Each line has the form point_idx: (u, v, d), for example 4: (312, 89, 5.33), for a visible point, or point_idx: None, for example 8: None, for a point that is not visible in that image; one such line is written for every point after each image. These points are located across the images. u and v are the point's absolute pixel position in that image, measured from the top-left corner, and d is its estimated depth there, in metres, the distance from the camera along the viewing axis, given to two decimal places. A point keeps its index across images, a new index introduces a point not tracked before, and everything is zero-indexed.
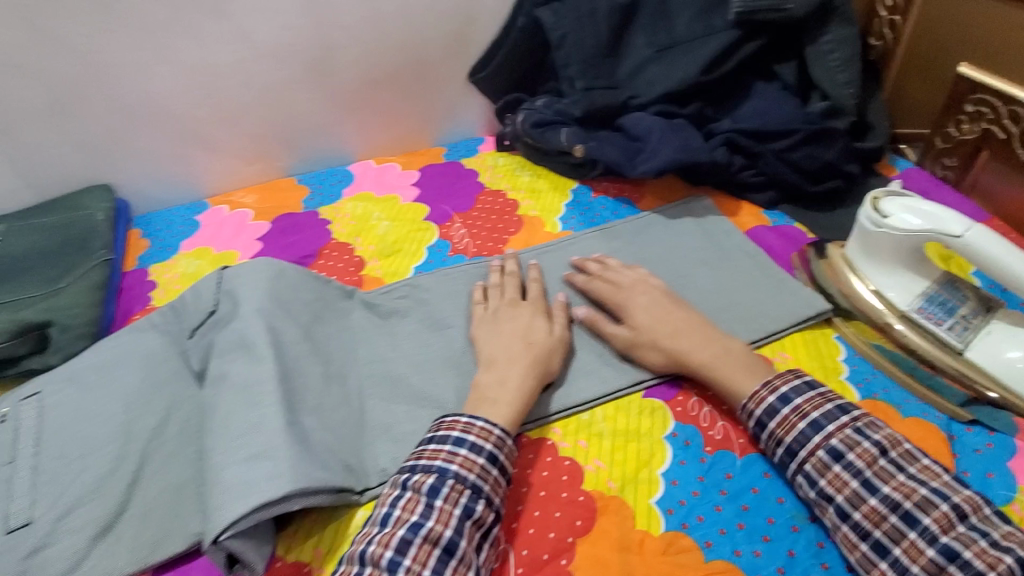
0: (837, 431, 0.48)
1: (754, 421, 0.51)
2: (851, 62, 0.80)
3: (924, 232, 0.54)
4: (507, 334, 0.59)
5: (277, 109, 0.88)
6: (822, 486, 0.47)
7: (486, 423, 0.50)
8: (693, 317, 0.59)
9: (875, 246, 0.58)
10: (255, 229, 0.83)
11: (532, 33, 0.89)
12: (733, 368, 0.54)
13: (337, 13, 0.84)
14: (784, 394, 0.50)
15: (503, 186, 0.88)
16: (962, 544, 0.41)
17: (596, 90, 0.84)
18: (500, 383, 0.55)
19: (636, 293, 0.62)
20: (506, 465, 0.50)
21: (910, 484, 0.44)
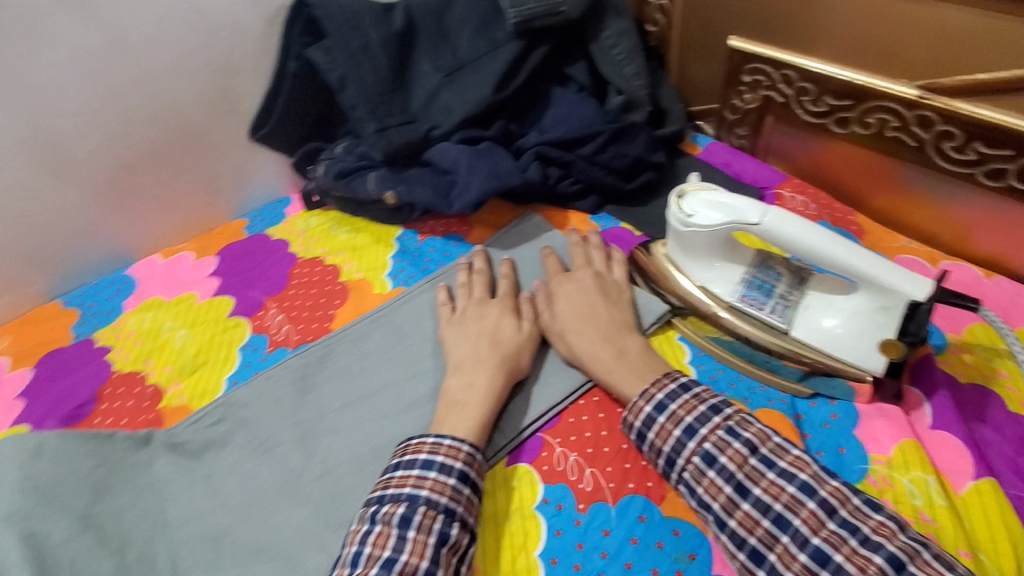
0: (710, 433, 0.46)
1: (635, 433, 0.50)
2: (634, 53, 0.81)
3: (727, 225, 0.53)
4: (474, 334, 0.58)
5: (10, 227, 0.71)
6: (700, 493, 0.45)
7: (454, 440, 0.48)
8: (609, 315, 0.58)
9: (690, 243, 0.57)
10: (12, 382, 0.67)
11: (309, 77, 0.80)
12: (625, 371, 0.53)
13: (56, 100, 0.69)
14: (660, 401, 0.49)
15: (320, 251, 0.78)
16: (832, 545, 0.39)
17: (391, 128, 0.77)
18: (469, 386, 0.54)
19: (561, 295, 0.60)
20: (478, 480, 0.48)
21: (779, 482, 0.42)
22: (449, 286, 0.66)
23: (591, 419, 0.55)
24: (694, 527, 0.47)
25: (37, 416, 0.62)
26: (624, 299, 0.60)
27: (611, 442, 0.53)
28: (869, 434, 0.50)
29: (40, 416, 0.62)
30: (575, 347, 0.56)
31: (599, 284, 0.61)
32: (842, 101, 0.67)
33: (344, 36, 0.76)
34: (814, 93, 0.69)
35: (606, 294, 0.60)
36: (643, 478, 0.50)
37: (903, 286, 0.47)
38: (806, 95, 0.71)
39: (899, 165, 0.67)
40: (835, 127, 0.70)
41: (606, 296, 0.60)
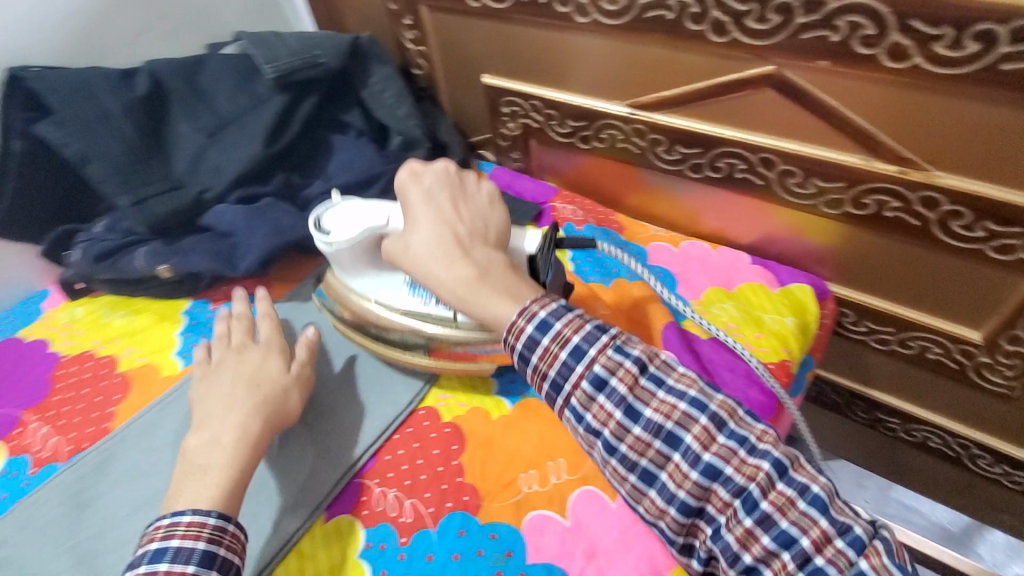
0: (599, 355, 0.43)
1: (519, 356, 0.46)
2: (402, 95, 0.85)
3: (365, 234, 0.57)
4: (230, 379, 0.54)
5: None
6: (589, 419, 0.44)
7: (193, 516, 0.44)
8: (468, 221, 0.53)
9: (347, 261, 0.60)
10: None
11: (38, 154, 0.71)
12: (488, 291, 0.48)
13: None
14: (543, 319, 0.45)
15: (91, 343, 0.70)
16: (723, 459, 0.40)
17: (151, 198, 0.72)
18: (215, 444, 0.49)
19: (418, 200, 0.55)
20: (230, 558, 0.44)
21: (671, 400, 0.42)
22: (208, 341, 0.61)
23: (405, 452, 0.57)
24: (509, 526, 0.51)
25: None
26: (479, 194, 0.56)
27: (428, 469, 0.55)
28: None
29: None
30: (426, 258, 0.51)
31: (457, 182, 0.56)
32: (580, 122, 0.78)
33: (75, 108, 0.69)
34: (559, 118, 0.80)
35: (450, 204, 0.54)
36: (459, 494, 0.53)
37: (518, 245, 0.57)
38: (553, 120, 0.81)
39: (636, 169, 0.79)
40: (582, 144, 0.81)
41: (460, 198, 0.55)
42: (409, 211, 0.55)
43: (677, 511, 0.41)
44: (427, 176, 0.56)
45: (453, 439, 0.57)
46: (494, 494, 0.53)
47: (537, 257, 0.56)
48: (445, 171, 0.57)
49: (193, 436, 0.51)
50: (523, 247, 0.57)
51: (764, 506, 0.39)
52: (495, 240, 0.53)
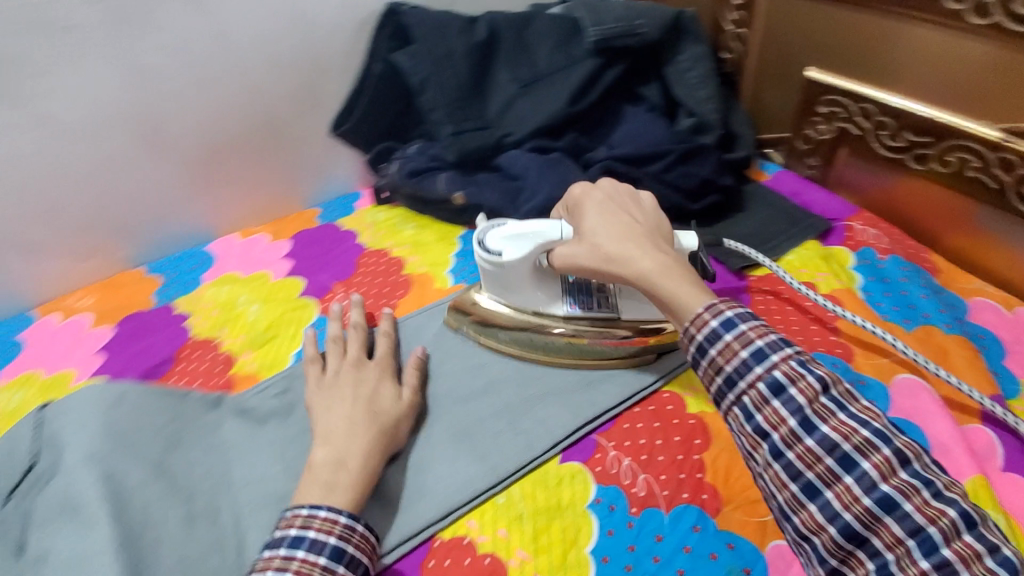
0: (783, 362, 0.40)
1: (695, 348, 0.43)
2: (708, 78, 0.83)
3: (535, 254, 0.57)
4: (349, 400, 0.53)
5: (109, 195, 0.76)
6: (759, 420, 0.40)
7: (330, 512, 0.44)
8: (642, 223, 0.52)
9: (511, 282, 0.60)
10: (96, 337, 0.71)
11: (391, 78, 0.84)
12: (675, 278, 0.46)
13: (163, 82, 0.73)
14: (728, 318, 0.42)
15: (386, 243, 0.81)
16: (903, 494, 0.36)
17: (466, 133, 0.80)
18: (339, 466, 0.47)
19: (591, 206, 0.54)
20: (358, 558, 0.43)
21: (852, 423, 0.38)
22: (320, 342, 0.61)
23: (644, 426, 0.56)
24: (750, 543, 0.47)
25: (118, 369, 0.66)
26: (644, 196, 0.56)
27: (667, 451, 0.53)
28: (940, 473, 0.49)
29: (122, 369, 0.66)
30: (611, 253, 0.50)
31: (619, 186, 0.56)
32: (922, 138, 0.67)
33: (430, 43, 0.80)
34: (894, 128, 0.69)
35: (621, 208, 0.54)
36: (698, 490, 0.50)
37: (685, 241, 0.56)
38: (885, 129, 0.70)
39: (976, 206, 0.65)
40: (914, 163, 0.69)
41: (626, 202, 0.54)
42: (580, 220, 0.54)
43: (837, 532, 0.37)
44: (596, 189, 0.56)
45: (697, 432, 0.55)
46: (737, 504, 0.49)
47: (698, 251, 0.58)
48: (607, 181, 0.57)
49: (317, 449, 0.49)
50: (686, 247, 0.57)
51: (945, 553, 0.35)
52: (666, 239, 0.52)
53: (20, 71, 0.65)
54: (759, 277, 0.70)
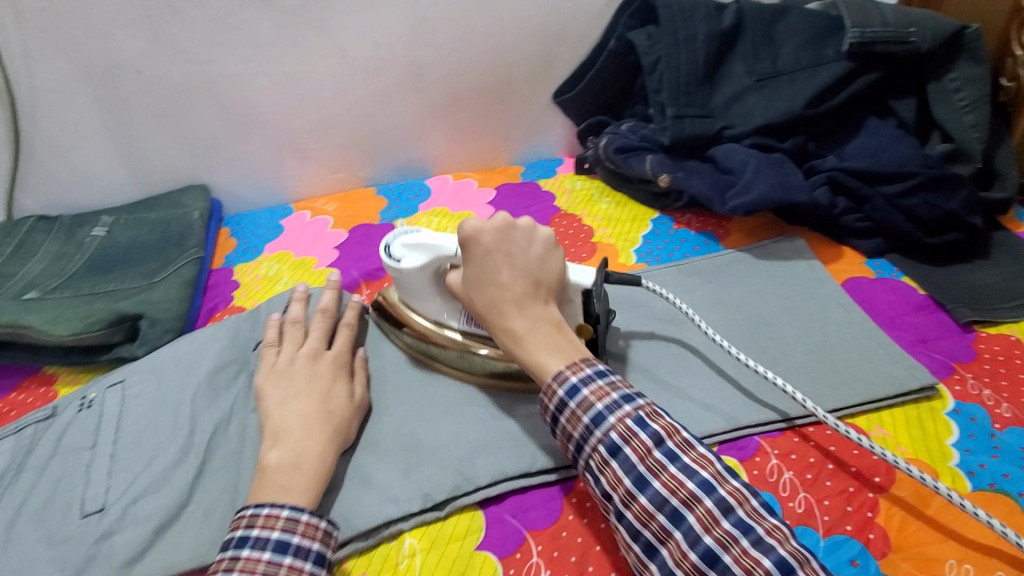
0: (619, 422, 0.43)
1: (551, 416, 0.47)
2: (979, 103, 0.72)
3: (432, 263, 0.56)
4: (304, 397, 0.55)
5: (365, 123, 0.90)
6: (603, 481, 0.43)
7: (272, 508, 0.45)
8: (520, 274, 0.51)
9: (415, 288, 0.59)
10: (334, 237, 0.86)
11: (623, 55, 0.87)
12: (537, 344, 0.49)
13: (430, 33, 0.84)
14: (574, 384, 0.46)
15: (580, 211, 0.85)
16: (722, 546, 0.38)
17: (687, 118, 0.79)
18: (293, 466, 0.49)
19: (482, 252, 0.52)
20: (305, 545, 0.44)
21: (679, 476, 0.41)
22: (280, 323, 0.63)
23: (817, 446, 0.55)
24: None
25: (346, 266, 0.80)
26: (532, 240, 0.53)
27: (836, 480, 0.53)
28: None
29: (347, 267, 0.79)
30: (496, 314, 0.51)
31: (509, 231, 0.53)
32: None
33: (673, 26, 0.80)
34: None
35: (508, 254, 0.52)
36: (863, 527, 0.49)
37: (575, 277, 0.54)
38: None
39: None
40: None
41: (507, 250, 0.52)
42: (469, 264, 0.53)
43: None
44: (486, 228, 0.52)
45: (877, 470, 0.53)
46: (908, 555, 0.48)
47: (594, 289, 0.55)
48: (507, 219, 0.54)
49: (270, 451, 0.50)
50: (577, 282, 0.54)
51: None
52: (547, 291, 0.52)
53: (328, 8, 0.79)
54: (990, 336, 0.64)
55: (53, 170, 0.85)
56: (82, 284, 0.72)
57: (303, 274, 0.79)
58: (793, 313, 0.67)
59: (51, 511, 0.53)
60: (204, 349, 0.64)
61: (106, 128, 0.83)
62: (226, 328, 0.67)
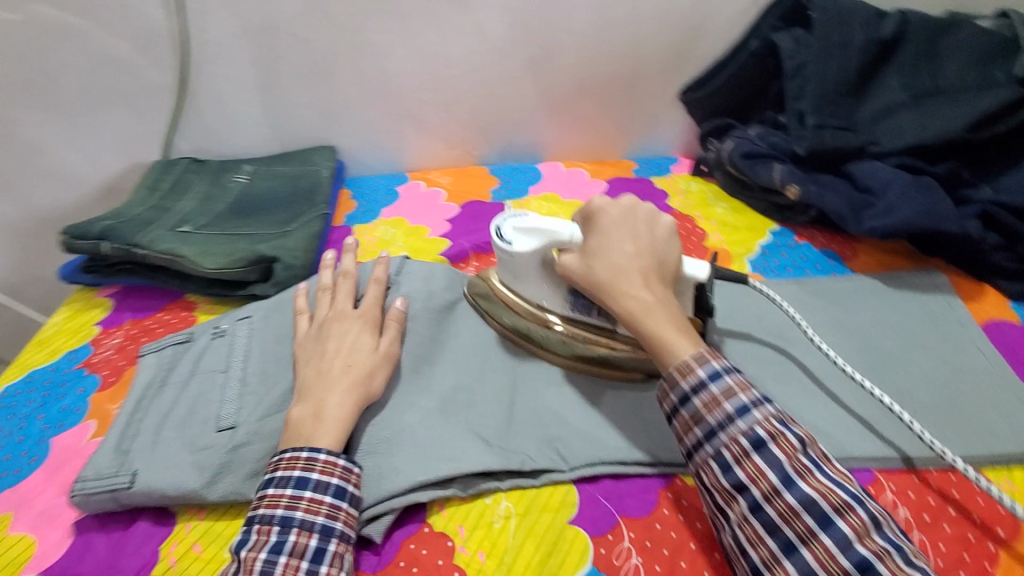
0: (763, 419, 0.46)
1: (679, 396, 0.49)
2: None
3: (542, 249, 0.58)
4: (325, 354, 0.56)
5: (490, 103, 0.93)
6: (739, 471, 0.45)
7: (292, 450, 0.49)
8: (642, 251, 0.54)
9: (520, 270, 0.60)
10: (447, 210, 0.89)
11: (763, 57, 0.85)
12: (662, 319, 0.51)
13: (568, 19, 0.84)
14: (716, 372, 0.48)
15: (693, 213, 0.83)
16: (875, 555, 0.40)
17: (829, 129, 0.75)
18: (314, 417, 0.51)
19: (608, 226, 0.56)
20: (327, 481, 0.48)
21: (827, 484, 0.43)
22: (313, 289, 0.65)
23: (937, 490, 0.53)
24: None
25: (458, 238, 0.83)
26: (656, 224, 0.57)
27: (955, 527, 0.51)
28: None
29: (457, 238, 0.83)
30: (616, 283, 0.53)
31: (633, 213, 0.57)
32: None
33: (828, 31, 0.76)
34: None
35: (631, 231, 0.56)
36: None
37: (690, 270, 0.56)
38: None
39: None
40: None
41: (635, 230, 0.56)
42: (592, 238, 0.56)
43: None
44: (613, 207, 0.57)
45: (1001, 524, 0.52)
46: None
47: (707, 282, 0.57)
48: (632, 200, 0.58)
49: (294, 407, 0.53)
50: (694, 273, 0.56)
51: None
52: (668, 272, 0.55)
53: None
54: None
55: (206, 118, 0.93)
56: (226, 224, 0.80)
57: (417, 242, 0.83)
58: (919, 346, 0.64)
59: (192, 422, 0.58)
60: (321, 294, 0.69)
61: (257, 84, 0.90)
62: (347, 279, 0.72)
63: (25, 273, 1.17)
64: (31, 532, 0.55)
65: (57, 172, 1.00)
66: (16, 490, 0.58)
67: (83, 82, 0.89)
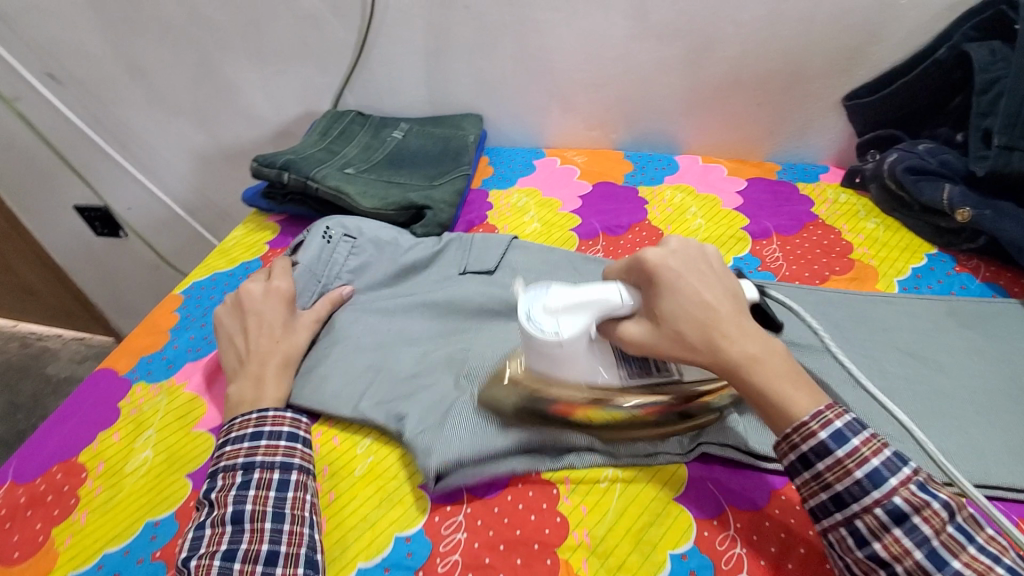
0: (903, 487, 0.41)
1: (797, 456, 0.44)
2: None
3: (591, 324, 0.49)
4: (256, 331, 0.63)
5: (637, 89, 0.94)
6: (876, 547, 0.40)
7: (247, 415, 0.55)
8: (718, 295, 0.48)
9: (564, 359, 0.50)
10: (579, 187, 0.92)
11: (951, 68, 0.78)
12: (769, 373, 0.45)
13: (735, 11, 0.83)
14: (839, 431, 0.43)
15: (840, 224, 0.79)
16: None
17: (1019, 152, 0.68)
18: (253, 386, 0.59)
19: (671, 276, 0.48)
20: (300, 433, 0.56)
21: (983, 560, 0.38)
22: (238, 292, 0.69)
23: None
24: None
25: (588, 216, 0.85)
26: (712, 261, 0.50)
27: None
28: None
29: (588, 217, 0.85)
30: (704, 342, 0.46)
31: (689, 252, 0.50)
32: None
33: None
34: None
35: (698, 275, 0.49)
36: None
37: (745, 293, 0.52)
38: None
39: None
40: None
41: (697, 271, 0.49)
42: (655, 291, 0.48)
43: None
44: (666, 253, 0.49)
45: None
46: None
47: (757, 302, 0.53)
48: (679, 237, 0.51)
49: (238, 382, 0.60)
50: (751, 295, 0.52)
51: None
52: (744, 305, 0.49)
53: None
54: None
55: (375, 77, 1.03)
56: (382, 173, 0.89)
57: (549, 214, 0.86)
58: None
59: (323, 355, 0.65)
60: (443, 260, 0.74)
61: (424, 50, 0.98)
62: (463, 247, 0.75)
63: (201, 195, 1.36)
64: (203, 397, 0.65)
65: (247, 112, 1.16)
66: (196, 364, 0.70)
67: (282, 36, 1.02)
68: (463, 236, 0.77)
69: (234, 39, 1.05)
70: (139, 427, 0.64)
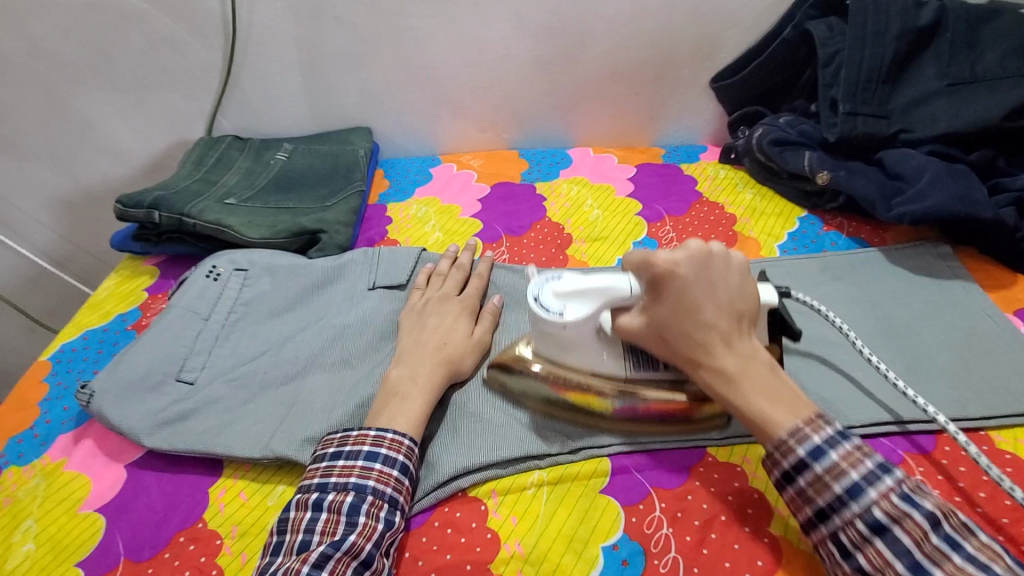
0: (882, 497, 0.42)
1: (779, 474, 0.46)
2: None
3: (598, 310, 0.51)
4: (425, 341, 0.59)
5: (522, 88, 0.95)
6: (860, 559, 0.41)
7: (391, 443, 0.51)
8: (724, 312, 0.46)
9: (570, 341, 0.53)
10: (478, 189, 0.92)
11: (797, 46, 0.85)
12: (752, 390, 0.46)
13: (605, 6, 0.86)
14: (819, 446, 0.44)
15: (722, 199, 0.84)
16: None
17: (862, 116, 0.76)
18: (410, 379, 0.56)
19: (675, 283, 0.46)
20: (392, 455, 0.50)
21: (971, 568, 0.38)
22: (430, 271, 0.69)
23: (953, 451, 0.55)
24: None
25: (489, 219, 0.85)
26: (729, 269, 0.47)
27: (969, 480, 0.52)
28: None
29: (490, 221, 0.84)
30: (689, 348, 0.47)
31: (705, 259, 0.47)
32: None
33: (863, 19, 0.77)
34: None
35: (708, 287, 0.46)
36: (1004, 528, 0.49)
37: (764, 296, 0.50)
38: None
39: None
40: None
41: (708, 281, 0.46)
42: (659, 296, 0.47)
43: None
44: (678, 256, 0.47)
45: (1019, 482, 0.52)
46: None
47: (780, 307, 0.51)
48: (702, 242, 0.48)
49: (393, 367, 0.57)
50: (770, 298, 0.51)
51: None
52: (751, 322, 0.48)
53: None
54: None
55: (249, 97, 0.97)
56: (268, 199, 0.84)
57: (450, 221, 0.85)
58: (939, 322, 0.65)
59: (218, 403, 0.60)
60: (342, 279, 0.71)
61: (298, 65, 0.93)
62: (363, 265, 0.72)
63: (70, 244, 1.22)
64: (88, 470, 0.59)
65: (110, 148, 1.05)
66: (77, 435, 0.62)
67: (137, 62, 0.94)
68: (365, 252, 0.73)
69: (81, 70, 0.95)
70: (14, 516, 0.56)
